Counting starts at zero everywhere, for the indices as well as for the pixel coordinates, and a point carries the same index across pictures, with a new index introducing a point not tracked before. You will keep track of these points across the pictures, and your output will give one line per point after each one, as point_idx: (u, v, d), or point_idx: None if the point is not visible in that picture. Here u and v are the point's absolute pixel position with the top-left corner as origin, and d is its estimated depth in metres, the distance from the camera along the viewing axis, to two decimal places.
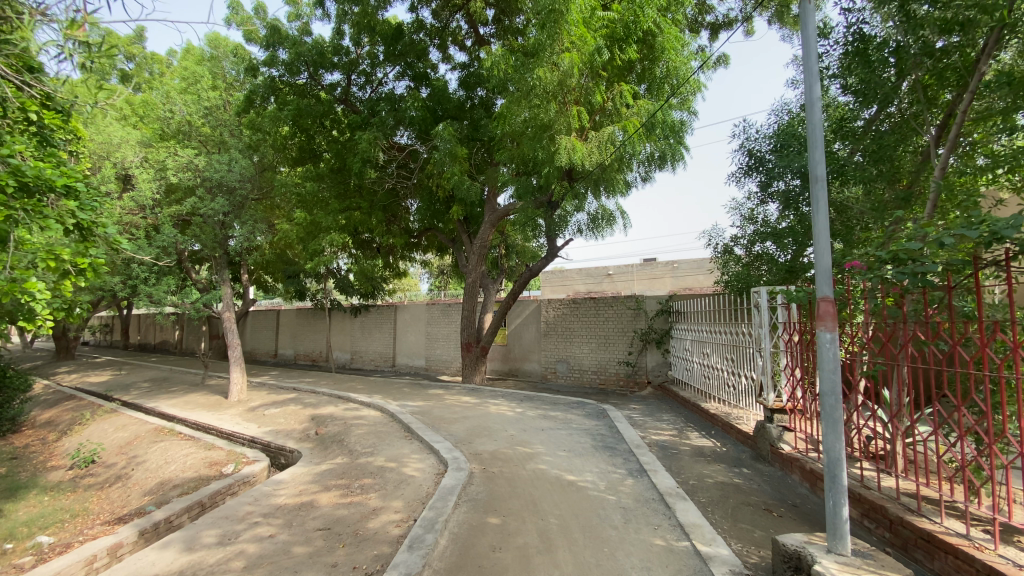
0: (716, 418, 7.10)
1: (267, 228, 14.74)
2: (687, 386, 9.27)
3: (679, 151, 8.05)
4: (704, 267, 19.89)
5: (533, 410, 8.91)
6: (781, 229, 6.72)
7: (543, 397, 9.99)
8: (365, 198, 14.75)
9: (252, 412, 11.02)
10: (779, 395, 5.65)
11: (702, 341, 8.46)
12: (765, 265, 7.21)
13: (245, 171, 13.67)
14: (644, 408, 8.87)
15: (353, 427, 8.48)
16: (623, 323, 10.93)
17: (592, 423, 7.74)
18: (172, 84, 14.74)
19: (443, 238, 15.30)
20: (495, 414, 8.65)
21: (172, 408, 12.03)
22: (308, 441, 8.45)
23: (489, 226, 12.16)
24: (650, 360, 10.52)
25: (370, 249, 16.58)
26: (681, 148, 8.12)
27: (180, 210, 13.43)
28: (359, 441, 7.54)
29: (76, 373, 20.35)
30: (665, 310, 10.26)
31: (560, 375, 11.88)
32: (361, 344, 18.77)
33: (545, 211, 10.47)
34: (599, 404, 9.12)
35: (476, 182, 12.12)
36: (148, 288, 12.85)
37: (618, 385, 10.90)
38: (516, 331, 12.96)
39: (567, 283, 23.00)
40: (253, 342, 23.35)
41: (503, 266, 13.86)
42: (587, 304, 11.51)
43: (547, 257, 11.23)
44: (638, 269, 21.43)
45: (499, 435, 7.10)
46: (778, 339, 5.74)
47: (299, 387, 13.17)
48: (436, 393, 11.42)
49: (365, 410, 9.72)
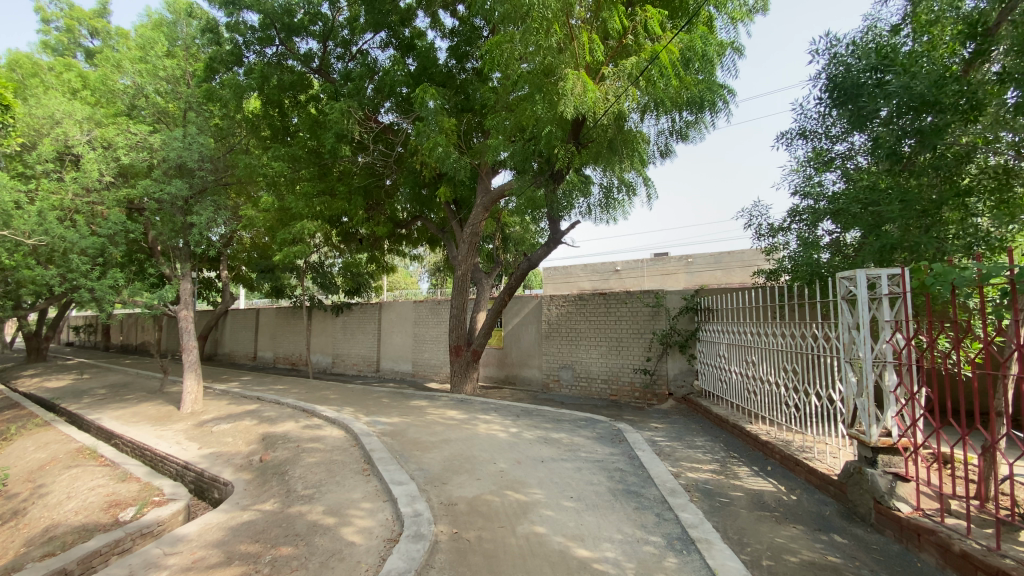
0: (772, 450, 5.37)
1: (232, 214, 13.00)
2: (721, 402, 7.51)
3: (716, 98, 6.41)
4: (722, 263, 17.98)
5: (530, 430, 7.17)
6: (873, 189, 4.91)
7: (544, 412, 8.24)
8: (343, 182, 13.14)
9: (200, 427, 9.33)
10: (884, 429, 3.91)
11: (744, 346, 6.71)
12: (849, 247, 5.53)
13: (206, 150, 12.00)
14: (669, 429, 7.11)
15: (305, 452, 6.78)
16: (639, 323, 9.18)
17: (606, 452, 5.97)
18: (126, 51, 13.12)
19: (432, 228, 13.56)
20: (483, 436, 6.91)
21: (114, 422, 10.37)
22: (248, 470, 6.73)
23: (481, 210, 10.26)
24: (672, 368, 8.77)
25: (354, 241, 14.92)
26: (721, 93, 6.51)
27: (133, 193, 11.80)
28: (304, 476, 5.82)
29: (37, 376, 18.73)
30: (691, 307, 8.49)
31: (566, 385, 10.10)
32: (343, 346, 16.96)
33: (546, 187, 8.67)
34: (611, 424, 7.37)
35: (465, 155, 10.43)
36: (90, 283, 11.10)
37: (634, 398, 9.13)
38: (513, 332, 11.17)
39: (571, 281, 21.25)
40: (232, 343, 21.64)
41: (499, 259, 12.08)
42: (596, 301, 9.76)
43: (549, 244, 9.39)
44: (649, 265, 19.60)
45: (484, 471, 5.35)
46: (884, 347, 3.91)
47: (263, 397, 11.46)
48: (418, 405, 9.70)
49: (327, 429, 7.98)
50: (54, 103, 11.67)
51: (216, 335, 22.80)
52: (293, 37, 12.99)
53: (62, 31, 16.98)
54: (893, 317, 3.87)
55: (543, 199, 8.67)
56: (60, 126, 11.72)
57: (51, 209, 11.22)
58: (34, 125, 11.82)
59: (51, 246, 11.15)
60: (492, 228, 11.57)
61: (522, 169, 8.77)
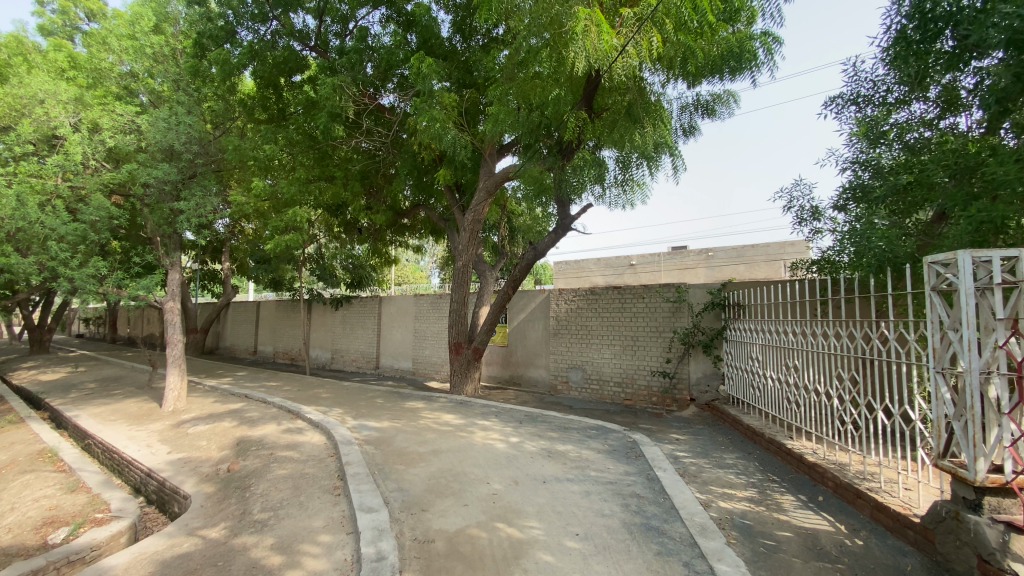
0: (824, 478, 4.43)
1: (224, 201, 12.27)
2: (753, 411, 6.58)
3: (756, 49, 5.78)
4: (745, 256, 16.80)
5: (533, 441, 6.28)
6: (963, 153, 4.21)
7: (549, 419, 7.34)
8: (340, 167, 12.37)
9: (177, 428, 8.59)
10: (992, 464, 2.95)
11: (784, 349, 5.77)
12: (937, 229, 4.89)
13: (194, 131, 11.26)
14: (693, 442, 6.18)
15: (276, 462, 5.98)
16: (657, 321, 8.19)
17: (621, 472, 5.06)
18: (113, 27, 12.41)
19: (433, 216, 12.67)
20: (479, 446, 6.05)
21: (90, 420, 9.70)
22: (212, 481, 5.94)
23: (484, 194, 9.36)
24: (695, 371, 7.79)
25: (354, 230, 14.21)
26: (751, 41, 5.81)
27: (117, 177, 11.09)
28: (267, 494, 5.01)
29: (35, 368, 18.29)
30: (718, 304, 7.51)
31: (575, 388, 9.11)
32: (342, 342, 16.21)
33: (555, 167, 7.75)
34: (626, 434, 6.44)
35: (467, 134, 9.53)
36: (69, 271, 10.37)
37: (651, 403, 8.14)
38: (519, 329, 10.24)
39: (583, 275, 20.24)
40: (233, 337, 21.10)
41: (503, 248, 11.22)
42: (610, 295, 8.75)
43: (557, 231, 8.46)
44: (666, 258, 18.53)
45: (473, 494, 4.48)
46: (993, 355, 2.94)
47: (251, 394, 10.75)
48: (413, 407, 8.86)
49: (308, 434, 7.19)
50: (37, 81, 10.99)
51: (218, 328, 22.32)
52: (289, 13, 12.06)
53: (57, 12, 15.80)
54: (1009, 315, 2.90)
55: (553, 180, 7.76)
56: (43, 106, 11.08)
57: (30, 194, 10.57)
58: (15, 104, 11.15)
59: (29, 233, 10.51)
60: (496, 217, 10.72)
61: (530, 148, 7.97)
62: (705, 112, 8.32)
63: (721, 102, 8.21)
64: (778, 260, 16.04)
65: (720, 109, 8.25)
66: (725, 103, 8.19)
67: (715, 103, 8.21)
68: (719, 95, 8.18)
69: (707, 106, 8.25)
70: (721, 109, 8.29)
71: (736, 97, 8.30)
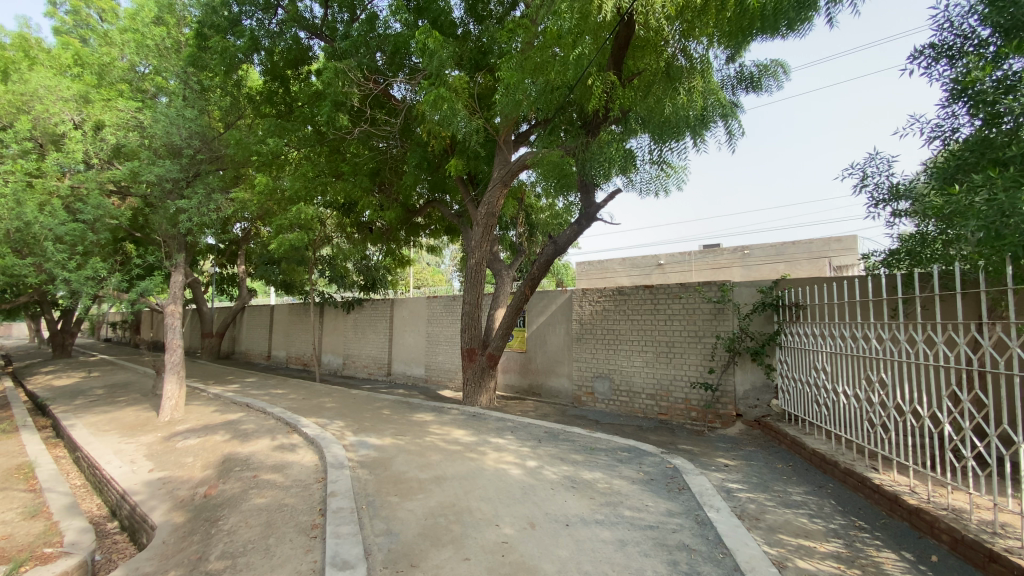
0: (937, 532, 3.50)
1: (228, 198, 11.67)
2: (817, 432, 5.58)
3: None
4: (786, 254, 15.51)
5: (554, 465, 5.35)
6: None
7: (573, 437, 6.38)
8: (348, 162, 11.71)
9: (167, 441, 7.91)
10: None
11: (863, 359, 4.74)
12: None
13: (196, 125, 10.66)
14: (748, 472, 5.14)
15: (257, 487, 5.19)
16: (696, 325, 7.11)
17: (663, 512, 4.09)
18: (118, 23, 12.04)
19: (446, 211, 11.81)
20: (490, 472, 5.16)
21: (83, 431, 9.12)
22: (184, 509, 5.18)
23: (498, 184, 8.46)
24: (741, 383, 6.75)
25: (365, 229, 13.54)
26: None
27: (118, 175, 10.58)
28: (235, 533, 4.20)
29: (51, 373, 18.09)
30: (770, 304, 6.44)
31: (602, 400, 8.09)
32: (354, 346, 15.52)
33: (577, 150, 6.91)
34: (665, 459, 5.44)
35: (478, 117, 8.64)
36: (66, 272, 9.86)
37: (689, 419, 7.08)
38: (538, 333, 9.28)
39: (608, 276, 19.10)
40: (249, 341, 20.68)
41: (521, 245, 10.33)
42: (641, 296, 7.69)
43: (580, 222, 7.49)
44: (697, 257, 17.32)
45: (477, 543, 3.59)
46: None
47: (252, 404, 10.07)
48: (421, 420, 8.01)
49: (300, 452, 6.39)
50: (39, 78, 10.64)
51: (234, 332, 22.01)
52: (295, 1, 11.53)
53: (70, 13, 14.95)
54: None
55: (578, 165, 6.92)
56: (44, 103, 10.66)
57: (28, 192, 10.12)
58: (15, 102, 10.81)
59: (25, 233, 10.04)
60: (513, 209, 9.93)
61: (550, 136, 7.35)
62: (750, 86, 7.27)
63: (769, 75, 7.16)
64: (822, 258, 14.70)
65: (767, 82, 7.19)
66: (773, 76, 7.14)
67: (762, 76, 7.15)
68: (767, 66, 7.12)
69: (752, 79, 7.20)
70: (767, 83, 7.22)
71: (785, 68, 7.25)
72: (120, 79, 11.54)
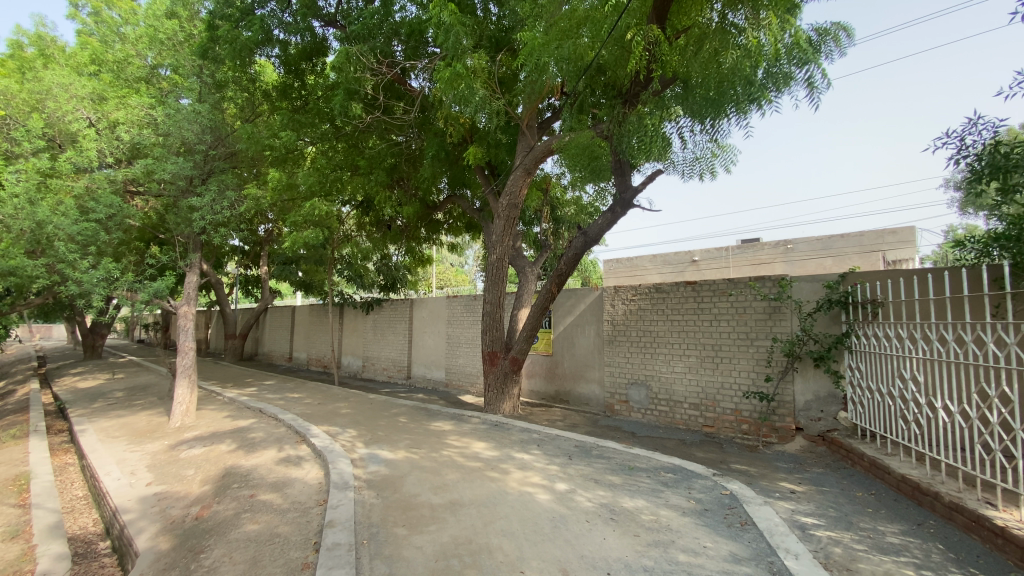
0: None
1: (242, 195, 11.27)
2: (902, 453, 4.72)
3: None
4: (832, 248, 14.34)
5: (589, 489, 4.61)
6: None
7: (608, 454, 5.63)
8: (364, 156, 11.20)
9: (172, 449, 7.47)
10: None
11: (973, 369, 3.87)
12: None
13: (208, 119, 10.26)
14: (823, 504, 4.29)
15: (251, 510, 4.61)
16: (748, 325, 6.27)
17: (727, 557, 3.32)
18: (133, 19, 11.82)
19: (467, 206, 11.14)
20: (514, 496, 4.46)
21: (92, 437, 8.79)
22: (172, 532, 4.65)
23: (520, 171, 7.73)
24: (802, 393, 5.89)
25: (383, 226, 13.06)
26: None
27: (132, 173, 10.19)
28: (216, 571, 3.61)
29: (78, 375, 18.17)
30: (838, 301, 5.56)
31: (638, 409, 7.30)
32: (373, 348, 15.03)
33: (612, 129, 6.18)
34: (719, 483, 4.65)
35: (500, 99, 7.95)
36: (78, 273, 9.58)
37: (739, 433, 6.26)
38: (566, 335, 8.53)
39: (637, 274, 18.16)
40: (271, 342, 20.51)
41: (547, 240, 9.62)
42: (682, 293, 6.89)
43: (614, 210, 6.72)
44: (734, 253, 16.25)
45: None
46: None
47: (266, 409, 9.62)
48: (439, 430, 7.35)
49: (305, 466, 5.80)
50: (52, 76, 10.46)
51: (257, 333, 21.89)
52: None
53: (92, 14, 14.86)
54: None
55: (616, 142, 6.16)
56: (58, 101, 10.44)
57: (41, 193, 9.88)
58: (30, 101, 10.65)
59: (39, 234, 9.80)
60: (538, 200, 9.24)
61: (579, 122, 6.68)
62: None
63: (830, 39, 6.21)
64: (875, 252, 13.48)
65: (828, 48, 6.27)
66: (836, 39, 6.17)
67: (822, 40, 6.20)
68: (828, 29, 6.19)
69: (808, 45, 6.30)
70: (827, 48, 6.26)
71: (848, 32, 6.31)
72: (135, 76, 11.28)
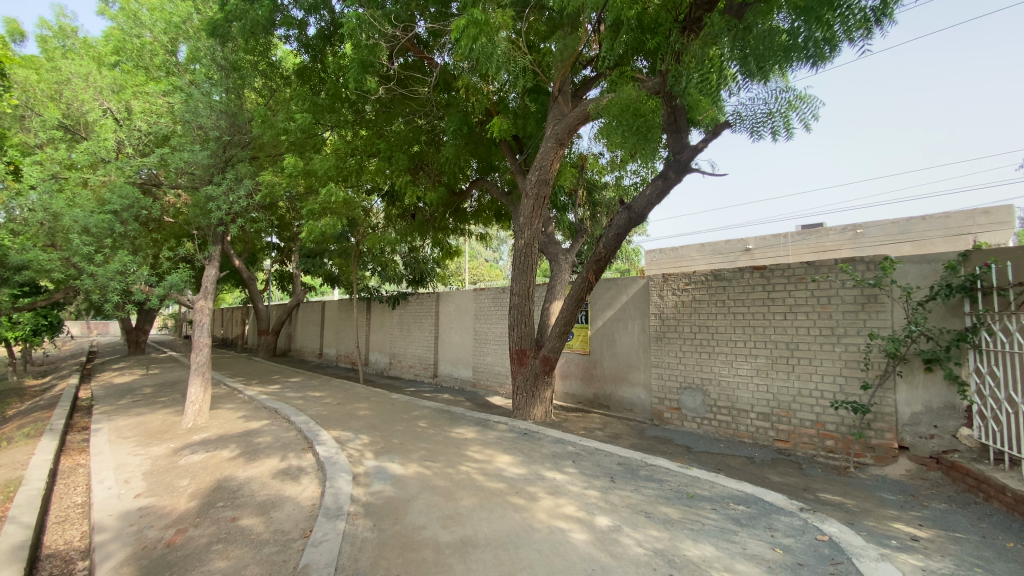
0: None
1: (259, 183, 10.74)
2: None
3: None
4: (913, 232, 12.59)
5: (638, 527, 3.59)
6: None
7: (660, 476, 4.58)
8: (386, 139, 10.46)
9: (175, 454, 6.90)
10: None
11: None
12: None
13: (223, 104, 9.74)
14: (967, 562, 3.11)
15: (226, 540, 3.84)
16: (834, 318, 5.08)
17: None
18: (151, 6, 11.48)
19: (495, 190, 10.24)
20: (543, 534, 3.50)
21: (103, 436, 8.39)
22: (137, 561, 3.94)
23: (551, 142, 6.74)
24: (908, 403, 4.68)
25: (407, 215, 12.30)
26: None
27: (146, 162, 9.78)
28: None
29: (117, 370, 18.39)
30: (961, 287, 4.33)
31: (692, 419, 6.20)
32: (400, 344, 14.38)
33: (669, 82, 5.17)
34: (812, 523, 3.54)
35: (528, 62, 6.99)
36: (93, 266, 9.24)
37: (823, 450, 5.11)
38: (606, 330, 7.50)
39: (683, 265, 16.77)
40: (302, 338, 20.29)
41: (583, 224, 8.59)
42: (747, 280, 5.75)
43: (666, 180, 5.68)
44: (794, 240, 14.67)
45: None
46: None
47: (282, 409, 9.01)
48: (460, 438, 6.47)
49: (303, 482, 5.02)
50: (70, 65, 10.29)
51: (290, 330, 21.77)
52: None
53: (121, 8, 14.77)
54: None
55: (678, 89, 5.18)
56: (76, 90, 10.18)
57: (60, 186, 9.61)
58: (51, 92, 10.47)
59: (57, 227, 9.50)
60: (572, 179, 8.24)
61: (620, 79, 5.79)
62: None
63: None
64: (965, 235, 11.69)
65: None
66: None
67: None
68: None
69: None
70: None
71: None
72: (155, 64, 10.97)
